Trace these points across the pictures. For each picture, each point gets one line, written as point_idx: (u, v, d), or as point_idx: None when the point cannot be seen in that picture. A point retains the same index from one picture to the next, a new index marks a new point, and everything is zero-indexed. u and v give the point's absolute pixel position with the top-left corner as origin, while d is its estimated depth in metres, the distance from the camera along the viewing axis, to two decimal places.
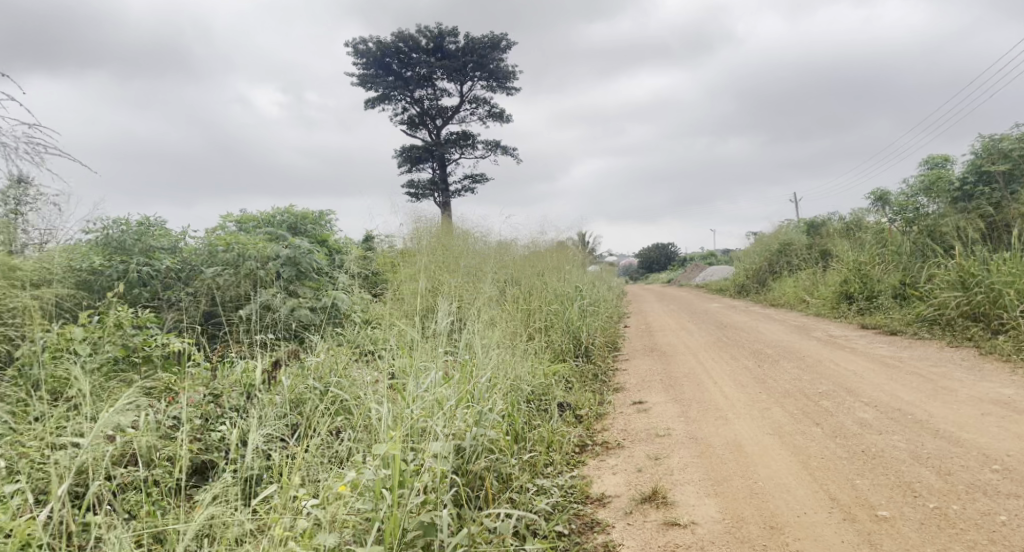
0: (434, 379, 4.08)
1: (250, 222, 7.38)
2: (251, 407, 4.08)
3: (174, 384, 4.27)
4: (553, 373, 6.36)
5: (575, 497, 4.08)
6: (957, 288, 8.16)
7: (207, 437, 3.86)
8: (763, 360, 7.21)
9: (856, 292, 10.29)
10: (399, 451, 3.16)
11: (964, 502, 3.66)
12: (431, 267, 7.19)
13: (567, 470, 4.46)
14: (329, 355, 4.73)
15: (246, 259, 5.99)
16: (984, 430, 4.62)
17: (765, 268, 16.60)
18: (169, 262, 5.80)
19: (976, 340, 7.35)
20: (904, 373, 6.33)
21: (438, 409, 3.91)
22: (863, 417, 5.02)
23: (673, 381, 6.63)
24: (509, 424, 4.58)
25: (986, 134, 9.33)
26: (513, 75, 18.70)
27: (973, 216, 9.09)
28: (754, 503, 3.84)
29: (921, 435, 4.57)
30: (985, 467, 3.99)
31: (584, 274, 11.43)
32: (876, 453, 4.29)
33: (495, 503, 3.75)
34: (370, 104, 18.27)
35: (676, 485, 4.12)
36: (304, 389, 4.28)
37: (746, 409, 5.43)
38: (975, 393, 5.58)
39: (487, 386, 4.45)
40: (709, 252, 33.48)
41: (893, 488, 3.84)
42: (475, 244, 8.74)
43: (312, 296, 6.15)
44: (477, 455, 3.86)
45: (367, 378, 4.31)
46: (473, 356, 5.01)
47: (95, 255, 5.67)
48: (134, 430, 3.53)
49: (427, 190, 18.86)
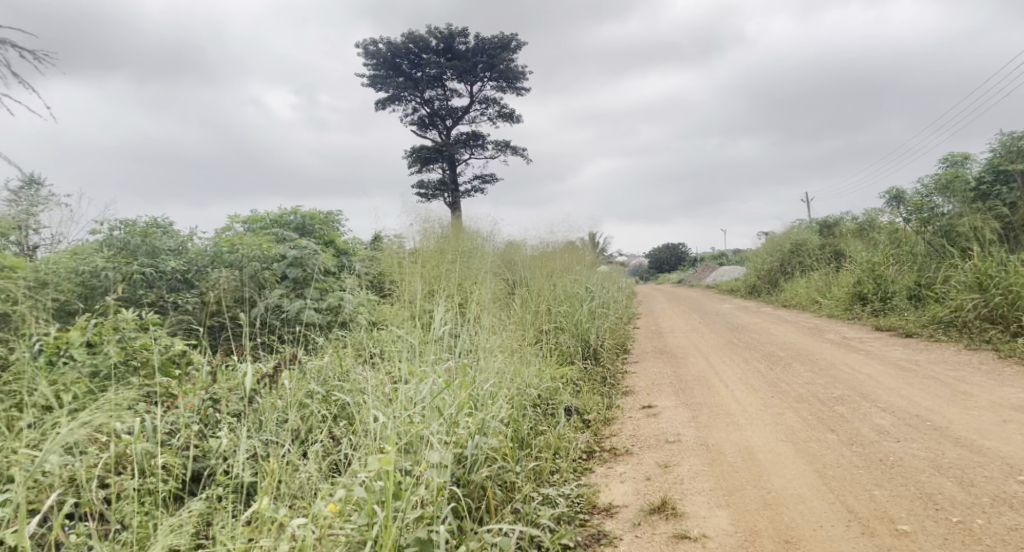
0: (435, 384, 3.95)
1: (257, 223, 7.33)
2: (250, 413, 3.99)
3: (173, 388, 4.17)
4: (561, 376, 6.25)
5: (582, 507, 3.96)
6: (973, 290, 7.96)
7: (205, 443, 3.74)
8: (775, 363, 7.06)
9: (870, 293, 10.11)
10: (393, 465, 3.04)
11: (990, 516, 3.51)
12: (438, 269, 7.08)
13: (573, 479, 4.33)
14: (331, 359, 4.64)
15: (250, 260, 5.93)
16: (1007, 438, 4.45)
17: (776, 268, 16.34)
18: (174, 264, 5.73)
19: (994, 343, 7.16)
20: (921, 377, 6.15)
21: (438, 417, 3.77)
22: (880, 423, 4.86)
23: (684, 385, 6.48)
24: (513, 430, 4.46)
25: (1005, 132, 9.13)
26: (523, 75, 18.61)
27: (990, 216, 8.90)
28: (768, 515, 3.70)
29: (941, 443, 4.42)
30: (1011, 479, 3.83)
31: (594, 274, 11.29)
32: (895, 461, 4.14)
33: (498, 515, 3.62)
34: (380, 104, 18.22)
35: (686, 496, 3.98)
36: (305, 390, 4.19)
37: (759, 414, 5.28)
38: (995, 398, 5.40)
39: (491, 391, 4.33)
40: (720, 252, 33.18)
41: (913, 500, 3.69)
42: (483, 246, 8.61)
43: (318, 296, 6.08)
44: (478, 464, 3.73)
45: (370, 381, 4.21)
46: (478, 359, 4.89)
47: (99, 255, 5.61)
48: (129, 436, 3.42)
49: (437, 191, 18.72)
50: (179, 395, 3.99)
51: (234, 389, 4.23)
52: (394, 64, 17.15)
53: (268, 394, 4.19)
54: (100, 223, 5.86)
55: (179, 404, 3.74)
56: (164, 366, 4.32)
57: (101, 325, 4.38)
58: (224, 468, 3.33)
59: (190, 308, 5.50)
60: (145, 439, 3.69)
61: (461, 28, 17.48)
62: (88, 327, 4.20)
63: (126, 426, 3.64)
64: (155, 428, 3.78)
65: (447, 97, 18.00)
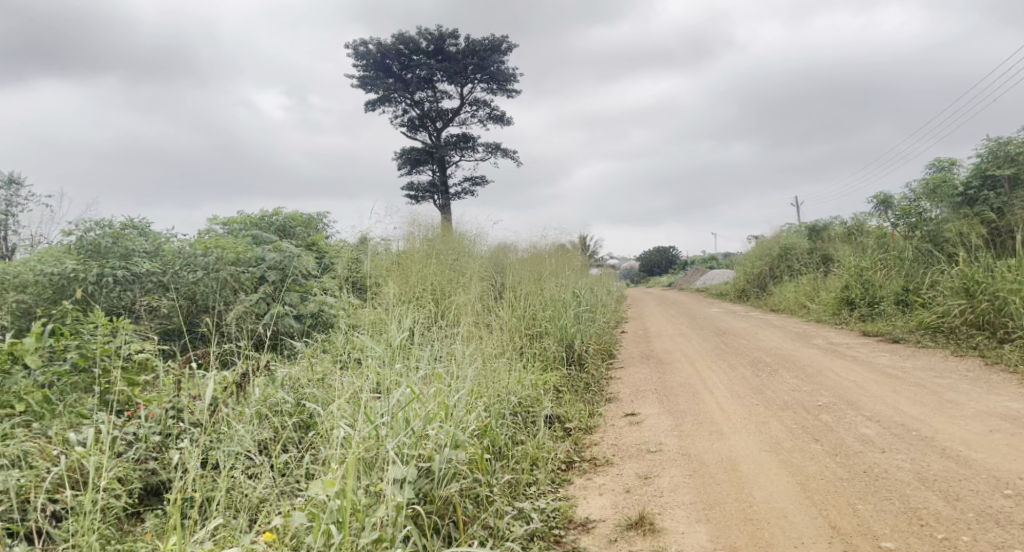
0: (405, 394, 3.82)
1: (238, 225, 7.20)
2: (214, 422, 3.85)
3: (135, 397, 4.03)
4: (544, 382, 6.11)
5: (558, 521, 3.84)
6: (961, 296, 7.88)
7: (164, 456, 3.63)
8: (762, 369, 6.97)
9: (858, 298, 10.05)
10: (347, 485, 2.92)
11: (976, 533, 3.40)
12: (422, 272, 6.95)
13: (550, 491, 4.21)
14: (303, 368, 4.50)
15: (225, 261, 5.73)
16: (994, 449, 4.36)
17: (766, 272, 16.22)
18: (149, 267, 5.52)
19: (981, 349, 7.09)
20: (908, 385, 6.07)
21: (406, 430, 3.65)
22: (865, 433, 4.77)
23: (668, 392, 6.36)
24: (490, 440, 4.32)
25: (993, 137, 9.05)
26: (514, 78, 18.48)
27: (977, 221, 8.80)
28: (748, 531, 3.59)
29: (927, 454, 4.32)
30: (998, 493, 3.73)
31: (583, 278, 11.19)
32: (879, 474, 4.04)
33: (467, 532, 3.50)
34: (369, 107, 18.10)
35: (664, 510, 3.86)
36: (273, 399, 4.07)
37: (743, 423, 5.17)
38: (982, 407, 5.33)
39: (465, 400, 4.19)
40: (709, 255, 33.03)
41: (898, 515, 3.58)
42: (469, 250, 8.45)
43: (297, 300, 5.93)
44: (448, 479, 3.59)
45: (343, 388, 4.06)
46: (455, 366, 4.74)
47: (69, 258, 5.45)
48: (79, 450, 3.29)
49: (426, 193, 18.58)
50: (141, 404, 3.86)
51: (199, 398, 4.09)
52: (384, 65, 17.04)
53: (234, 402, 4.03)
54: (74, 225, 5.76)
55: (136, 415, 3.62)
56: (128, 372, 4.16)
57: (62, 330, 4.20)
58: (178, 484, 3.20)
59: (164, 313, 5.35)
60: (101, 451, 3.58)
61: (451, 30, 17.32)
62: (47, 331, 4.01)
63: (79, 438, 3.51)
64: (113, 438, 3.66)
65: (437, 98, 17.84)
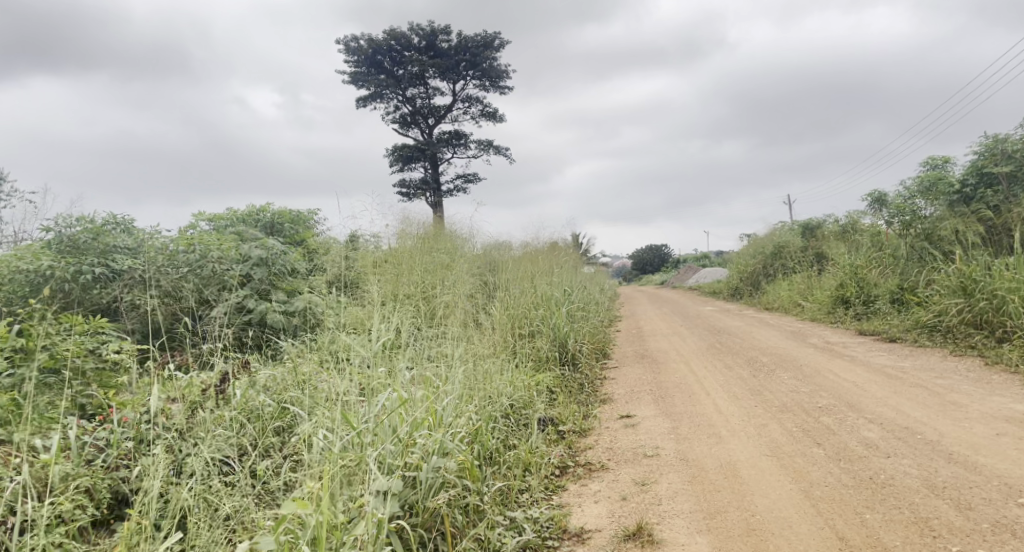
0: (391, 399, 3.64)
1: (224, 221, 6.99)
2: (191, 426, 3.66)
3: (107, 401, 3.82)
4: (537, 384, 5.92)
5: (551, 532, 3.68)
6: (958, 294, 7.72)
7: (134, 463, 3.45)
8: (760, 369, 6.82)
9: (853, 296, 9.91)
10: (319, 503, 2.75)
11: (991, 545, 3.25)
12: (410, 270, 6.75)
13: (543, 499, 4.04)
14: (287, 370, 4.30)
15: (208, 258, 5.55)
16: (1003, 454, 4.21)
17: (758, 271, 16.10)
18: (128, 264, 5.31)
19: (979, 349, 6.95)
20: (908, 386, 5.92)
21: (392, 437, 3.48)
22: (868, 436, 4.61)
23: (664, 393, 6.19)
24: (481, 445, 4.14)
25: (990, 134, 8.94)
26: (506, 75, 18.29)
27: (973, 219, 8.64)
28: (751, 542, 3.42)
29: (935, 459, 4.16)
30: (1011, 501, 3.57)
31: (576, 275, 11.02)
32: (886, 480, 3.87)
33: (455, 544, 3.35)
34: (359, 103, 17.86)
35: (664, 519, 3.69)
36: (255, 403, 3.90)
37: (742, 425, 5.01)
38: (987, 409, 5.16)
39: (453, 404, 3.99)
40: (703, 255, 32.89)
41: (908, 526, 3.43)
42: (458, 248, 8.27)
43: (284, 300, 5.73)
44: (435, 489, 3.41)
45: (327, 392, 3.86)
46: (444, 368, 4.56)
47: (47, 255, 5.24)
48: (44, 458, 3.11)
49: (419, 189, 18.35)
50: (116, 408, 3.67)
51: (176, 401, 3.89)
52: (376, 61, 16.81)
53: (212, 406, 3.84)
54: (52, 221, 5.54)
55: (105, 419, 3.43)
56: (101, 374, 3.95)
57: (32, 329, 3.99)
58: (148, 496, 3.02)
59: (144, 312, 5.16)
60: (68, 459, 3.37)
61: (443, 26, 17.12)
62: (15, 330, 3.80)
63: (45, 444, 3.32)
64: (82, 445, 3.47)
65: (430, 94, 17.60)
